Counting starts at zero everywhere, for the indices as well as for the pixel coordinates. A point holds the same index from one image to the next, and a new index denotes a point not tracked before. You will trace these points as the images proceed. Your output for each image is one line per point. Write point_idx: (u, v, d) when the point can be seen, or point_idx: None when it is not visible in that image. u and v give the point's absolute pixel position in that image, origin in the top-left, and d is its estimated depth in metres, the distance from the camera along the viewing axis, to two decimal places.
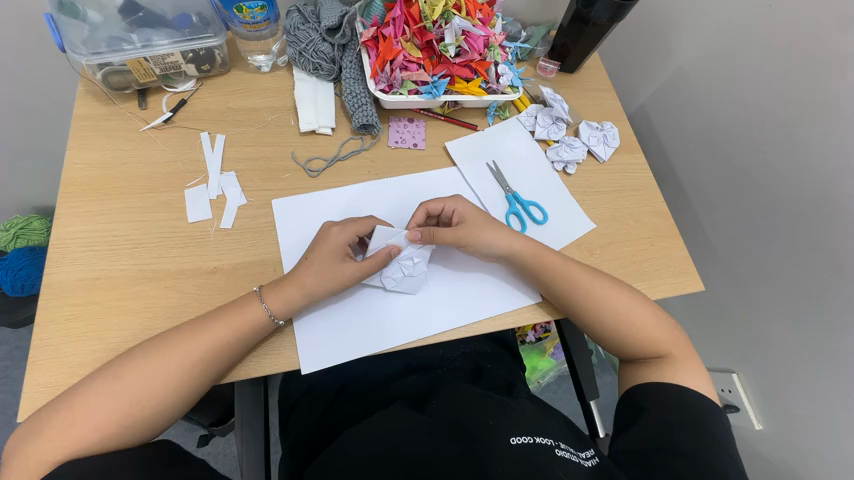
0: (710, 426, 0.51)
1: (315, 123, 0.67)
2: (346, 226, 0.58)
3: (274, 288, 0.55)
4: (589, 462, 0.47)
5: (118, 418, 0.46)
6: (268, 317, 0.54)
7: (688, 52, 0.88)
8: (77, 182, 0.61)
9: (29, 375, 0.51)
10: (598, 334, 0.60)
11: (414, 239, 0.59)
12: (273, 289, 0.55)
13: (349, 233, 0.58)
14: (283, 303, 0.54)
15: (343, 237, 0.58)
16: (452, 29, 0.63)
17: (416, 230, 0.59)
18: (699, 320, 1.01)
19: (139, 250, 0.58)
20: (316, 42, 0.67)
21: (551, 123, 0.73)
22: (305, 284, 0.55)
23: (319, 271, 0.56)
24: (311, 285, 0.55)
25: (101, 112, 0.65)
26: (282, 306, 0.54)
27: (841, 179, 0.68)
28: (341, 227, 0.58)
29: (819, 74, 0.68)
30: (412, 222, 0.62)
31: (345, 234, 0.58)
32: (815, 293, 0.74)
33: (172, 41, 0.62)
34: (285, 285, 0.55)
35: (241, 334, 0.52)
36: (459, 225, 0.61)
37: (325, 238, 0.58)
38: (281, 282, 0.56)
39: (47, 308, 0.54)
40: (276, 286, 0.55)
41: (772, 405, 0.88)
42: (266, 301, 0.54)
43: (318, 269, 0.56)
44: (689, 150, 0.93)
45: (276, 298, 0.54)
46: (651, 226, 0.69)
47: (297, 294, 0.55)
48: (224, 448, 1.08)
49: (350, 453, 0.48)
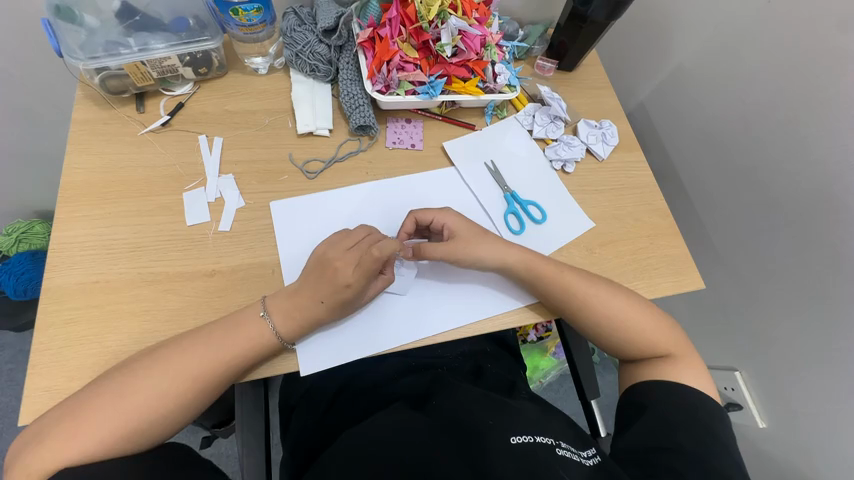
0: (711, 425, 0.51)
1: (313, 125, 0.67)
2: (361, 267, 0.55)
3: (287, 319, 0.54)
4: (590, 461, 0.47)
5: (120, 430, 0.46)
6: (278, 341, 0.54)
7: (688, 49, 0.87)
8: (76, 186, 0.61)
9: (30, 379, 0.51)
10: (597, 335, 0.60)
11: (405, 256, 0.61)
12: (289, 324, 0.54)
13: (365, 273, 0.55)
14: (298, 335, 0.55)
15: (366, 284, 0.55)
16: (448, 29, 0.63)
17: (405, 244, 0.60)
18: (700, 317, 1.01)
19: (138, 254, 0.58)
20: (313, 44, 0.67)
21: (549, 122, 0.73)
22: (321, 321, 0.56)
23: (338, 312, 0.56)
24: (328, 321, 0.56)
25: (100, 116, 0.65)
26: (297, 337, 0.55)
27: (842, 174, 0.67)
28: (363, 274, 0.55)
29: (819, 70, 0.68)
30: (402, 233, 0.62)
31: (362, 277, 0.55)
32: (818, 289, 0.74)
33: (168, 45, 0.62)
34: (300, 319, 0.55)
35: (244, 345, 0.52)
36: (450, 239, 0.61)
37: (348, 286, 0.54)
38: (298, 320, 0.54)
39: (47, 313, 0.54)
40: (288, 316, 0.54)
41: (775, 403, 0.87)
42: (279, 332, 0.54)
43: (337, 310, 0.55)
44: (689, 148, 0.92)
45: (289, 330, 0.54)
46: (651, 224, 0.69)
47: (312, 328, 0.56)
48: (227, 449, 1.08)
49: (350, 453, 0.48)
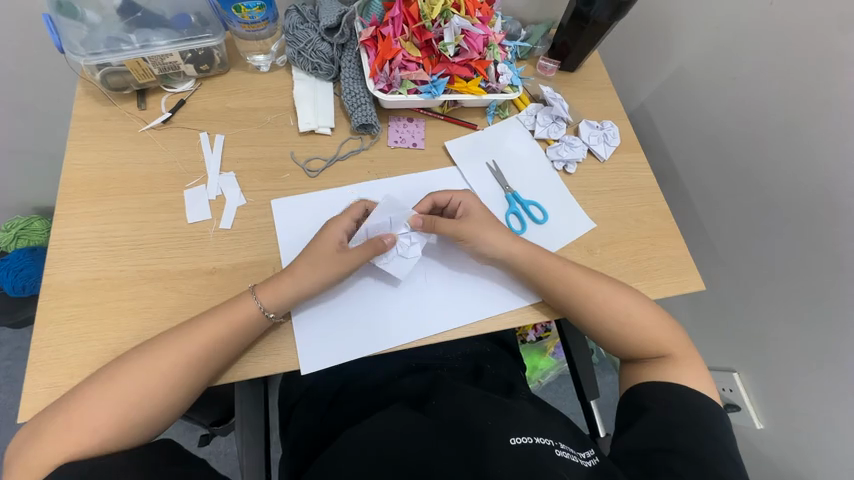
0: (710, 427, 0.51)
1: (314, 123, 0.67)
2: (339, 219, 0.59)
3: (266, 282, 0.55)
4: (589, 462, 0.47)
5: (115, 419, 0.46)
6: (260, 311, 0.54)
7: (688, 51, 0.87)
8: (77, 183, 0.61)
9: (29, 376, 0.51)
10: (598, 335, 0.60)
11: (415, 224, 0.59)
12: (269, 283, 0.55)
13: (344, 222, 0.59)
14: (275, 295, 0.54)
15: (340, 233, 0.58)
16: (452, 28, 0.63)
17: (418, 216, 0.60)
18: (700, 318, 1.01)
19: (138, 251, 0.58)
20: (315, 42, 0.67)
21: (551, 122, 0.73)
22: (300, 278, 0.56)
23: (315, 266, 0.56)
24: (306, 279, 0.56)
25: (100, 112, 0.65)
26: (274, 298, 0.54)
27: (843, 179, 0.67)
28: (340, 224, 0.59)
29: (820, 73, 0.68)
30: (417, 208, 0.62)
31: (339, 226, 0.59)
32: (816, 291, 0.74)
33: (171, 41, 0.62)
34: (279, 279, 0.55)
35: (231, 327, 0.52)
36: (464, 216, 0.62)
37: (322, 235, 0.58)
38: (278, 277, 0.56)
39: (47, 309, 0.54)
40: (267, 281, 0.56)
41: (773, 404, 0.88)
42: (258, 295, 0.54)
43: (312, 262, 0.56)
44: (690, 149, 0.92)
45: (268, 291, 0.55)
46: (652, 225, 0.69)
47: (290, 288, 0.55)
48: (225, 447, 1.08)
49: (351, 452, 0.48)
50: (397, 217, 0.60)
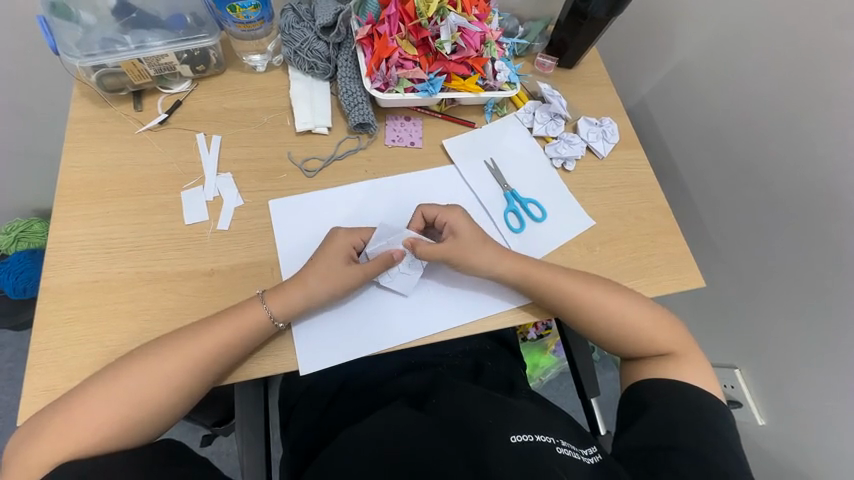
0: (712, 422, 0.50)
1: (311, 123, 0.67)
2: (350, 232, 0.59)
3: (276, 292, 0.55)
4: (590, 459, 0.47)
5: (117, 418, 0.46)
6: (268, 318, 0.54)
7: (689, 45, 0.87)
8: (74, 185, 0.61)
9: (28, 379, 0.51)
10: (598, 334, 0.60)
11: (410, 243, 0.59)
12: (276, 292, 0.55)
13: (354, 237, 0.59)
14: (286, 307, 0.54)
15: (346, 245, 0.58)
16: (448, 25, 0.63)
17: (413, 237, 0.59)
18: (701, 315, 1.01)
19: (136, 253, 0.58)
20: (310, 41, 0.67)
21: (549, 119, 0.72)
22: (310, 290, 0.55)
23: (327, 280, 0.56)
24: (315, 290, 0.56)
25: (97, 114, 0.65)
26: (284, 309, 0.54)
27: (845, 172, 0.67)
28: (353, 238, 0.59)
29: (821, 67, 0.67)
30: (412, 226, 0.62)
31: (349, 239, 0.59)
32: (818, 286, 0.74)
33: (166, 42, 0.61)
34: (289, 288, 0.55)
35: (236, 331, 0.52)
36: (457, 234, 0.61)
37: (328, 245, 0.58)
38: (284, 286, 0.56)
39: (45, 312, 0.54)
40: (277, 290, 0.55)
41: (775, 400, 0.87)
42: (268, 303, 0.54)
43: (325, 275, 0.56)
44: (690, 144, 0.92)
45: (278, 300, 0.54)
46: (651, 222, 0.68)
47: (300, 299, 0.55)
48: (227, 447, 1.08)
49: (350, 452, 0.48)
50: (395, 238, 0.60)
